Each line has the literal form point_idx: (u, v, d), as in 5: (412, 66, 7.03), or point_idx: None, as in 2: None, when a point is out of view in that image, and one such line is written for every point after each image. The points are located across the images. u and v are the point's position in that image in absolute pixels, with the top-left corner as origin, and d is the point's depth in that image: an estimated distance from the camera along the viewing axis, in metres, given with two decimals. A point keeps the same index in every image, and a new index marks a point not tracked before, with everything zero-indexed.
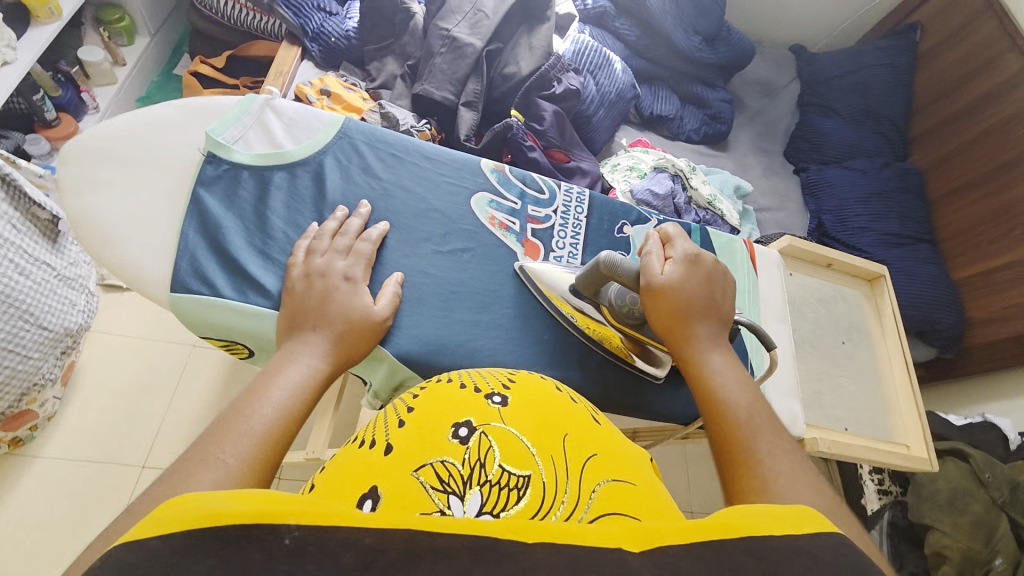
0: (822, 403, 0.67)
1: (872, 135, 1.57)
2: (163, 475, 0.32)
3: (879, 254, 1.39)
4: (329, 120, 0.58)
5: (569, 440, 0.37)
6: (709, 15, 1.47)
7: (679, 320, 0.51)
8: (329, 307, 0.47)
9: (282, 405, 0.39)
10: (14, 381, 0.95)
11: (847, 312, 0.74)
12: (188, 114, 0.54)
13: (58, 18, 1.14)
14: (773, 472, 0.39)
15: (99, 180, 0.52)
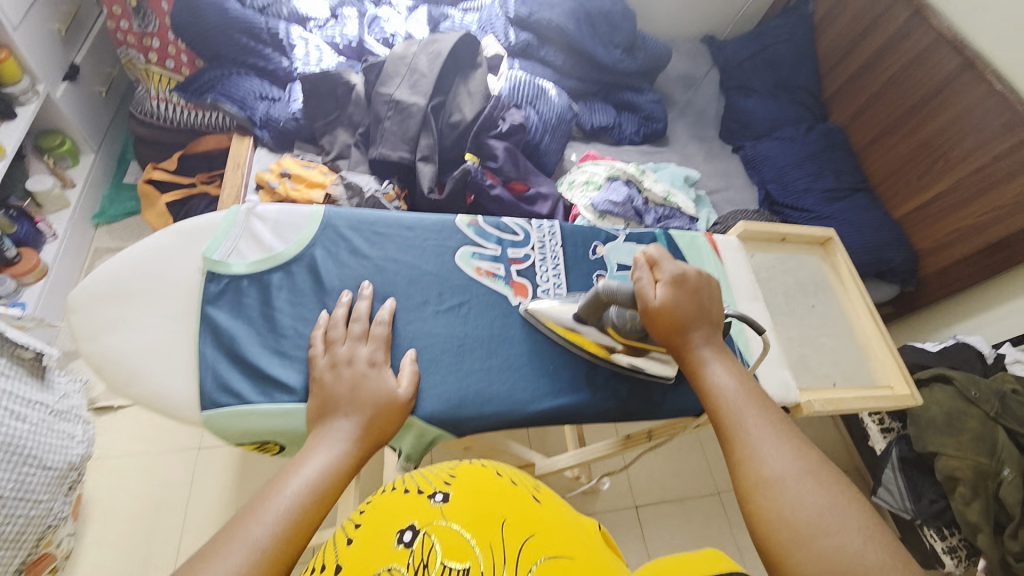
0: (808, 365, 0.74)
1: (791, 105, 1.71)
2: (203, 547, 0.38)
3: (826, 210, 1.51)
4: (311, 214, 0.62)
5: (506, 526, 0.42)
6: (622, 28, 1.59)
7: (677, 332, 0.56)
8: (360, 392, 0.52)
9: (310, 486, 0.44)
10: (30, 528, 0.92)
11: (811, 277, 0.82)
12: (182, 239, 0.58)
13: (2, 158, 1.16)
14: (760, 442, 0.49)
15: (109, 321, 0.56)
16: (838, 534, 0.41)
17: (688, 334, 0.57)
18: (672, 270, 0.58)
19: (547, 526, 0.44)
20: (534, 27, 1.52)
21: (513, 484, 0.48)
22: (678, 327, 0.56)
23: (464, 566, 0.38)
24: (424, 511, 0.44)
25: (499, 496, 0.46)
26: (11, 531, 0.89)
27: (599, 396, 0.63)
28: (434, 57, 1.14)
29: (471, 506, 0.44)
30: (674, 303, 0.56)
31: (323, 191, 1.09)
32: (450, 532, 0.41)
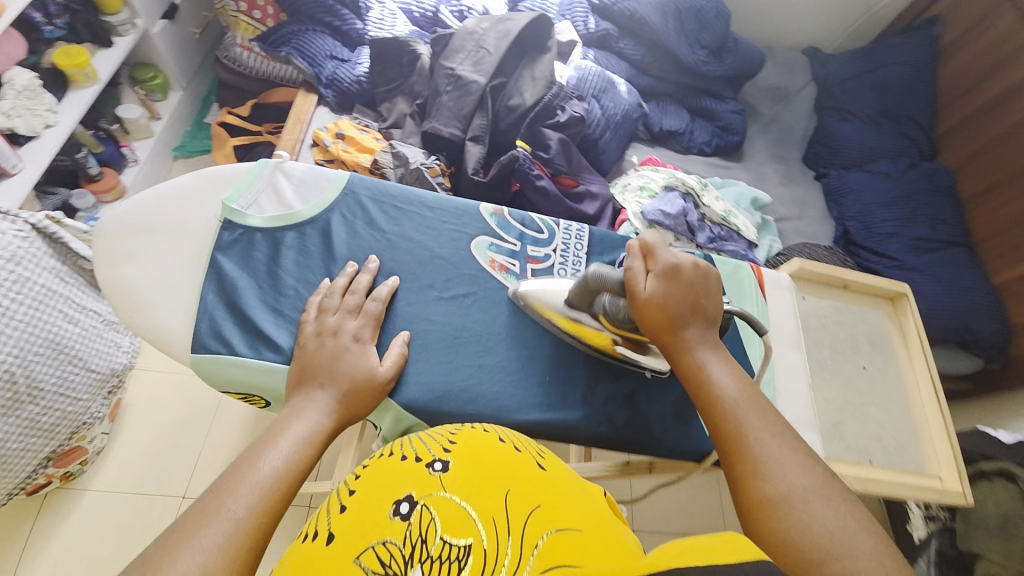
0: (843, 435, 0.65)
1: (894, 135, 1.52)
2: (181, 521, 0.40)
3: (911, 260, 1.33)
4: (336, 178, 0.64)
5: (511, 495, 0.39)
6: (713, 28, 1.47)
7: (667, 326, 0.54)
8: (338, 366, 0.53)
9: (288, 458, 0.46)
10: (66, 421, 1.02)
11: (870, 336, 0.71)
12: (207, 184, 0.60)
13: (95, 81, 1.25)
14: (764, 455, 0.47)
15: (127, 252, 0.58)
16: (846, 560, 0.40)
17: (682, 332, 0.54)
18: (664, 259, 0.56)
19: (552, 496, 0.40)
20: (617, 16, 1.44)
21: (516, 454, 0.46)
22: (670, 324, 0.54)
23: (466, 542, 0.35)
24: (422, 480, 0.41)
25: (502, 465, 0.43)
26: (49, 423, 0.98)
27: (595, 420, 0.60)
28: (503, 35, 1.11)
29: (474, 476, 0.41)
30: (666, 297, 0.54)
31: (371, 157, 1.09)
32: (449, 504, 0.39)
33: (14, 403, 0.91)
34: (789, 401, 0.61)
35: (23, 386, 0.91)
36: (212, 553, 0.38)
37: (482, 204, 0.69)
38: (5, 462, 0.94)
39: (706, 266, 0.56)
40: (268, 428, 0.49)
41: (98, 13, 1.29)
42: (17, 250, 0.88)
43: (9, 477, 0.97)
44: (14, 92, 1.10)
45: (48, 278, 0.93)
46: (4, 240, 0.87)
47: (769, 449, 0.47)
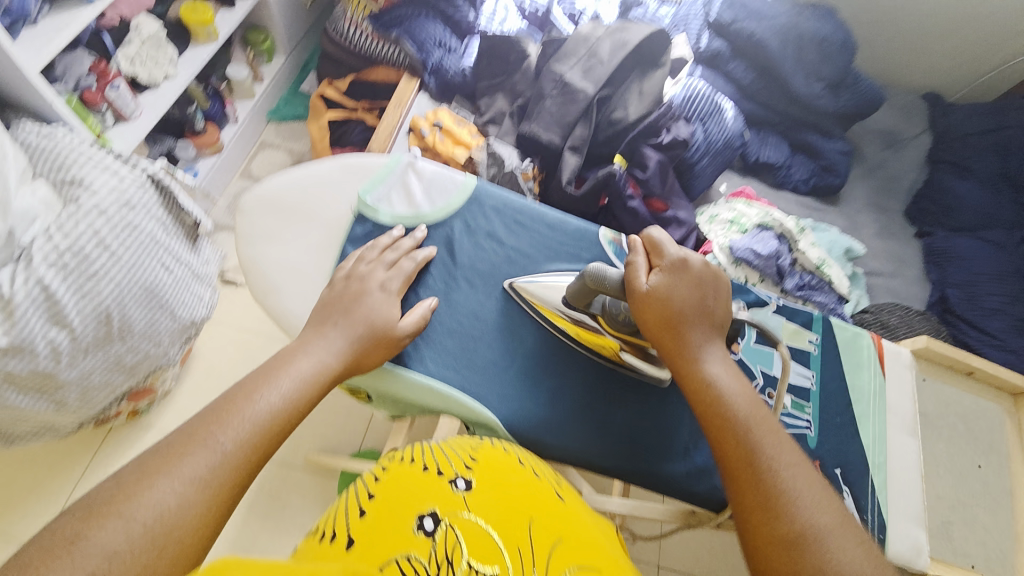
0: (950, 534, 0.68)
1: (1016, 204, 1.39)
2: (174, 439, 0.46)
3: (1014, 342, 1.22)
4: (462, 183, 0.70)
5: (528, 526, 0.47)
6: (835, 62, 1.38)
7: (670, 326, 0.56)
8: (356, 310, 0.59)
9: (280, 395, 0.51)
10: (147, 360, 1.06)
11: (989, 432, 0.71)
12: (349, 178, 0.69)
13: (214, 40, 1.30)
14: (778, 484, 0.48)
15: (272, 231, 0.67)
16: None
17: (688, 331, 0.56)
18: (673, 255, 0.59)
19: (569, 534, 0.49)
20: (733, 36, 1.37)
21: (534, 481, 0.55)
22: (673, 323, 0.56)
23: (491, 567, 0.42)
24: (444, 497, 0.49)
25: (520, 492, 0.52)
26: (132, 359, 1.03)
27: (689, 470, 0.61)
28: (619, 47, 1.08)
29: (491, 502, 0.49)
30: (674, 292, 0.57)
31: (466, 152, 1.09)
32: (470, 524, 0.46)
33: (105, 338, 0.95)
34: (896, 488, 0.57)
35: (116, 324, 0.95)
36: (192, 484, 0.43)
37: (601, 230, 0.73)
38: (89, 393, 0.99)
39: (713, 270, 0.59)
40: (270, 363, 0.55)
41: None
42: (132, 196, 0.94)
43: (85, 406, 1.02)
44: (141, 41, 1.15)
45: (153, 225, 0.98)
46: (123, 186, 0.93)
47: (783, 476, 0.48)
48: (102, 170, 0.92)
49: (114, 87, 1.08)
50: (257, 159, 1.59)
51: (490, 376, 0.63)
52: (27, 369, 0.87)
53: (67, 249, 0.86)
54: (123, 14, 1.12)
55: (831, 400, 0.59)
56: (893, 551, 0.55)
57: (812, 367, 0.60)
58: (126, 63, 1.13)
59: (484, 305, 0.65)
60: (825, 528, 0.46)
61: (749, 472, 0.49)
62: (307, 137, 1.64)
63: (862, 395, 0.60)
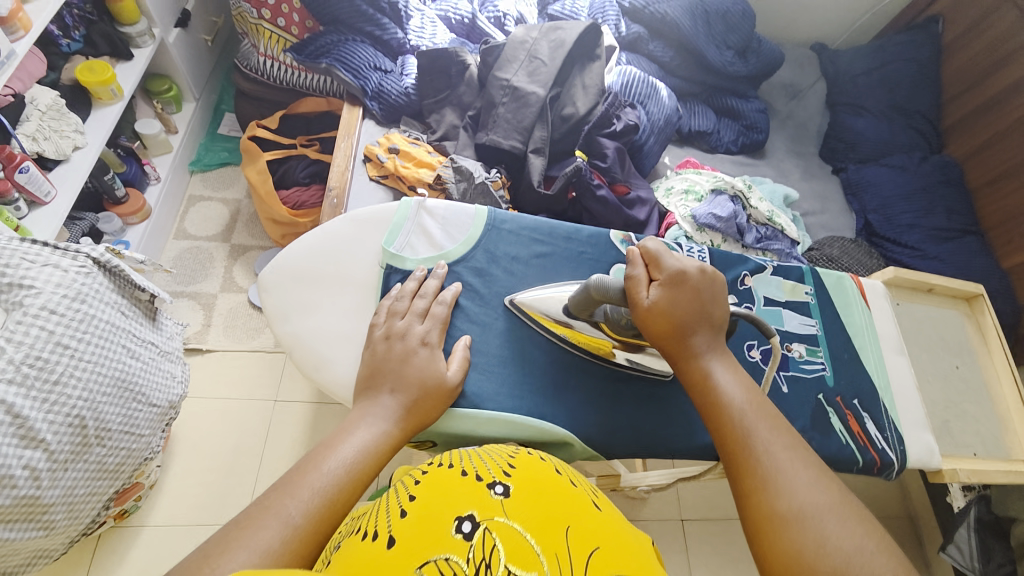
0: (950, 431, 0.77)
1: (906, 130, 1.60)
2: (247, 511, 0.45)
3: (931, 250, 1.42)
4: (475, 213, 0.71)
5: (572, 533, 0.42)
6: (739, 29, 1.50)
7: (667, 325, 0.57)
8: (408, 369, 0.57)
9: (345, 464, 0.50)
10: (130, 459, 0.96)
11: (955, 336, 0.84)
12: (365, 233, 0.69)
13: (119, 98, 1.18)
14: (771, 468, 0.49)
15: (303, 305, 0.66)
16: None
17: (683, 331, 0.57)
18: (669, 262, 0.59)
19: (611, 541, 0.43)
20: (648, 19, 1.46)
21: (571, 489, 0.49)
22: (669, 322, 0.57)
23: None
24: (482, 500, 0.44)
25: (560, 495, 0.46)
26: (114, 462, 0.93)
27: None
28: (557, 46, 1.12)
29: (533, 505, 0.44)
30: (668, 298, 0.57)
31: (431, 172, 1.09)
32: (510, 531, 0.41)
33: (83, 446, 0.85)
34: (903, 403, 0.66)
35: (93, 429, 0.85)
36: (266, 555, 0.41)
37: (610, 232, 0.76)
38: (75, 509, 0.89)
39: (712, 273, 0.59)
40: (333, 431, 0.54)
41: (114, 23, 1.21)
42: (80, 287, 0.85)
43: (73, 523, 0.91)
44: (40, 112, 1.03)
45: (111, 312, 0.89)
46: (69, 278, 0.84)
47: (779, 462, 0.49)
48: (42, 266, 0.82)
49: (24, 171, 0.95)
50: (190, 217, 1.47)
51: (537, 395, 0.63)
52: (5, 501, 0.77)
53: (25, 360, 0.77)
54: (17, 89, 1.00)
55: (835, 340, 0.67)
56: (912, 457, 0.64)
57: (813, 316, 0.68)
58: (28, 141, 1.01)
59: (517, 326, 0.66)
60: (822, 508, 0.47)
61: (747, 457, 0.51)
62: (239, 182, 1.54)
63: (857, 329, 0.68)
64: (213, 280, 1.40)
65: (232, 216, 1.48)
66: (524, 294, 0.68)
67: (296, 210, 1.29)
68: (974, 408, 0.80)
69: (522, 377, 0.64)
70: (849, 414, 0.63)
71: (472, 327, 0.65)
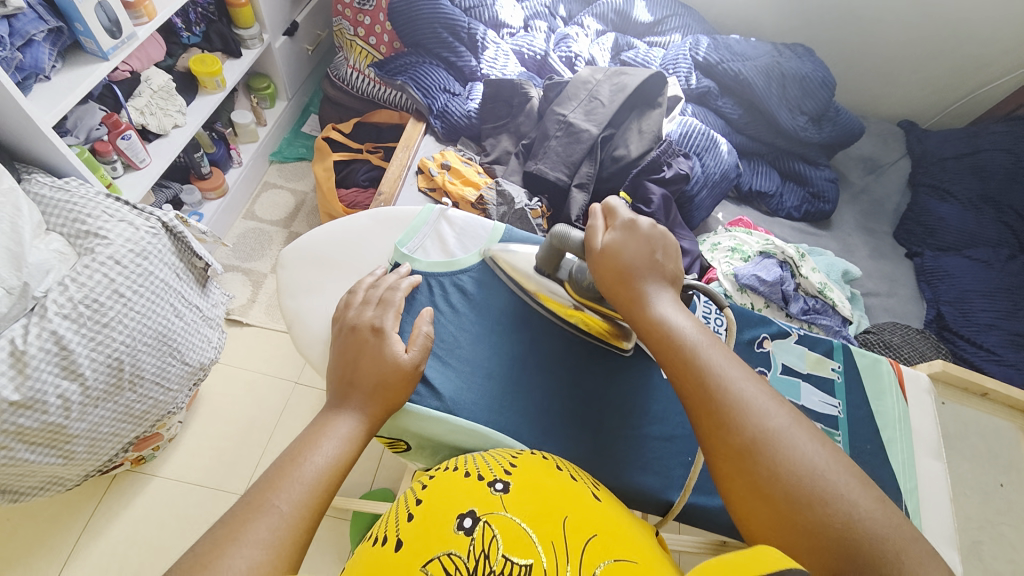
0: (981, 553, 0.73)
1: (997, 222, 1.45)
2: (229, 516, 0.44)
3: (1011, 357, 1.26)
4: (491, 228, 0.74)
5: (568, 523, 0.42)
6: (816, 96, 1.46)
7: (623, 273, 0.56)
8: (362, 362, 0.56)
9: (330, 455, 0.50)
10: (154, 409, 1.04)
11: (1008, 450, 0.77)
12: (384, 230, 0.73)
13: (222, 89, 1.34)
14: (729, 406, 0.47)
15: (311, 284, 0.69)
16: (826, 506, 0.42)
17: (637, 284, 0.56)
18: (623, 215, 0.60)
19: (608, 531, 0.43)
20: (720, 75, 1.45)
21: (571, 482, 0.49)
22: (624, 270, 0.56)
23: (527, 561, 0.38)
24: (483, 498, 0.44)
25: (558, 490, 0.47)
26: (140, 409, 1.00)
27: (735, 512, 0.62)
28: (618, 89, 1.14)
29: (532, 501, 0.44)
30: (622, 247, 0.57)
31: (475, 191, 1.12)
32: (509, 523, 0.41)
33: (116, 388, 0.93)
34: (931, 515, 0.58)
35: (128, 373, 0.93)
36: (261, 547, 0.42)
37: None
38: (96, 444, 0.96)
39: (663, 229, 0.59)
40: (308, 429, 0.53)
41: (231, 25, 1.38)
42: (146, 245, 0.95)
43: (92, 457, 0.99)
44: (151, 91, 1.20)
45: (167, 271, 0.98)
46: (139, 236, 0.94)
47: (734, 396, 0.47)
48: (118, 221, 0.93)
49: (125, 138, 1.10)
50: (260, 201, 1.60)
51: (519, 417, 0.61)
52: (34, 424, 0.84)
53: (82, 300, 0.87)
54: (134, 67, 1.17)
55: (858, 427, 0.61)
56: None
57: (836, 396, 0.63)
58: (136, 114, 1.17)
59: (515, 347, 0.66)
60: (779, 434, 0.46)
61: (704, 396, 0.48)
62: (309, 177, 1.66)
63: (887, 421, 0.62)
64: (266, 261, 1.50)
65: (296, 206, 1.60)
66: (527, 316, 0.68)
67: (350, 209, 1.37)
68: (1010, 532, 0.74)
69: (507, 396, 0.63)
70: None
71: (470, 338, 0.66)
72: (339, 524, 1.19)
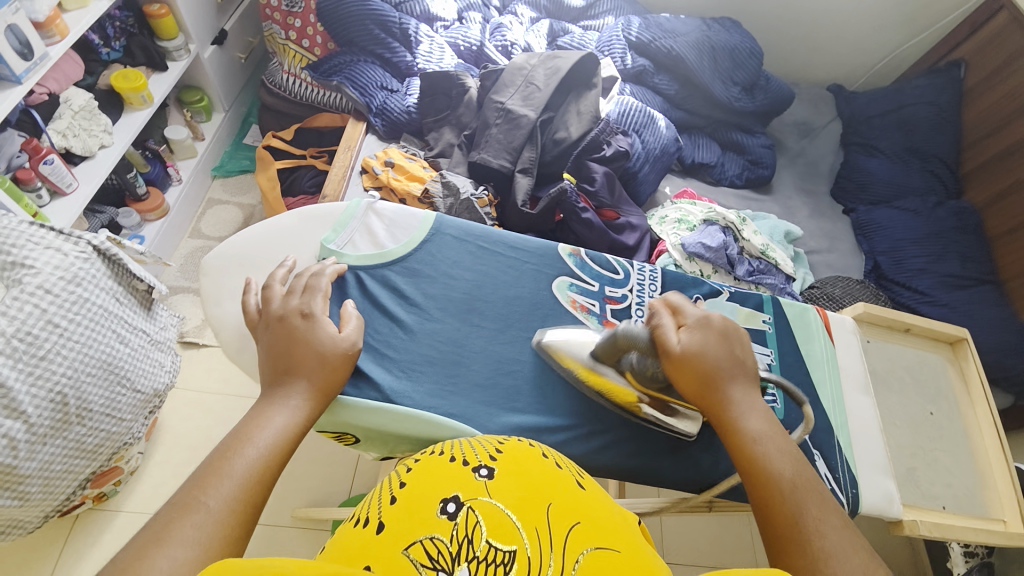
0: (917, 481, 0.73)
1: (922, 173, 1.54)
2: (159, 514, 0.44)
3: (943, 297, 1.35)
4: (422, 218, 0.74)
5: (552, 508, 0.43)
6: (746, 66, 1.51)
7: (706, 383, 0.56)
8: (294, 348, 0.57)
9: (264, 446, 0.50)
10: (109, 441, 1.00)
11: (935, 381, 0.82)
12: (309, 225, 0.72)
13: (149, 104, 1.29)
14: (824, 551, 0.46)
15: (232, 287, 0.68)
16: None
17: (725, 391, 0.56)
18: (695, 315, 0.60)
19: (591, 514, 0.44)
20: (654, 53, 1.49)
21: (557, 469, 0.50)
22: (709, 379, 0.56)
23: (511, 547, 0.39)
24: (468, 484, 0.46)
25: (544, 477, 0.48)
26: (93, 442, 0.97)
27: (681, 464, 0.66)
28: (553, 73, 1.15)
29: (516, 484, 0.46)
30: (704, 353, 0.57)
31: (421, 186, 1.12)
32: (493, 508, 0.43)
33: (63, 423, 0.90)
34: (862, 447, 0.63)
35: (74, 407, 0.90)
36: (192, 545, 0.42)
37: (560, 245, 0.78)
38: (49, 483, 0.93)
39: (739, 328, 0.60)
40: (241, 422, 0.53)
41: (154, 37, 1.33)
42: (78, 271, 0.91)
43: (48, 497, 0.95)
44: (72, 112, 1.14)
45: (105, 298, 0.94)
46: (67, 262, 0.90)
47: (833, 544, 0.46)
48: (44, 248, 0.89)
49: (48, 163, 1.05)
50: (206, 219, 1.56)
51: (468, 400, 0.64)
52: None
53: (16, 335, 0.83)
54: (52, 88, 1.11)
55: (791, 371, 0.65)
56: (865, 503, 0.61)
57: (769, 344, 0.67)
58: (58, 137, 1.12)
59: (455, 331, 0.68)
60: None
61: (795, 535, 0.48)
62: (255, 189, 1.62)
63: (817, 363, 0.67)
64: None
65: (244, 220, 1.56)
66: (457, 298, 0.70)
67: None
68: (944, 456, 0.76)
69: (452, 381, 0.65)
70: (799, 451, 0.62)
71: (405, 330, 0.67)
72: (319, 534, 1.18)
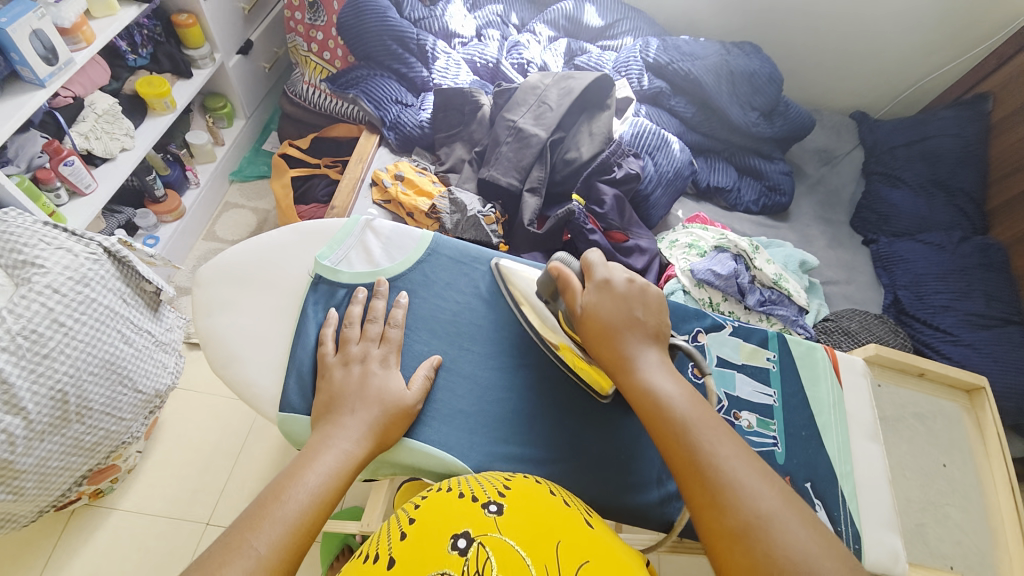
0: (926, 538, 0.77)
1: (946, 207, 1.49)
2: (204, 557, 0.42)
3: (966, 336, 1.29)
4: (419, 237, 0.74)
5: (561, 547, 0.42)
6: (765, 92, 1.49)
7: (605, 339, 0.57)
8: (368, 390, 0.59)
9: (315, 491, 0.49)
10: (107, 441, 1.01)
11: (951, 434, 0.84)
12: (306, 241, 0.71)
13: (172, 110, 1.33)
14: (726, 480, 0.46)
15: (225, 302, 0.68)
16: None
17: (622, 345, 0.56)
18: (598, 275, 0.60)
19: (598, 555, 0.43)
20: (671, 75, 1.48)
21: (564, 507, 0.49)
22: (607, 336, 0.57)
23: None
24: (477, 519, 0.44)
25: (552, 514, 0.47)
26: (91, 441, 0.98)
27: (670, 505, 0.64)
28: (565, 93, 1.15)
29: (524, 520, 0.45)
30: (600, 312, 0.58)
31: (429, 201, 1.12)
32: (503, 545, 0.42)
33: (62, 421, 0.91)
34: (868, 498, 0.63)
35: (74, 405, 0.91)
36: None
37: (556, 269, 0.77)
38: (45, 480, 0.93)
39: (636, 281, 0.60)
40: (295, 458, 0.52)
41: (179, 45, 1.37)
42: (87, 272, 0.92)
43: (43, 493, 0.96)
44: (95, 116, 1.18)
45: (111, 298, 0.96)
46: (77, 262, 0.92)
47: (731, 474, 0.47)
48: (56, 249, 0.91)
49: (67, 164, 1.08)
50: (221, 222, 1.58)
51: (455, 425, 0.63)
52: None
53: (21, 332, 0.84)
54: (76, 92, 1.15)
55: (795, 414, 0.65)
56: (869, 558, 0.60)
57: (771, 384, 0.67)
58: (80, 139, 1.15)
59: (445, 353, 0.67)
60: (770, 515, 0.44)
61: (696, 472, 0.48)
62: (270, 195, 1.65)
63: (823, 406, 0.67)
64: None
65: (258, 224, 1.59)
66: (448, 321, 0.69)
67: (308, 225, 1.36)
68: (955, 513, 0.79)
69: (438, 405, 0.64)
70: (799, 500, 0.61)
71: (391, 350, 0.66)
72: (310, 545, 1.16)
